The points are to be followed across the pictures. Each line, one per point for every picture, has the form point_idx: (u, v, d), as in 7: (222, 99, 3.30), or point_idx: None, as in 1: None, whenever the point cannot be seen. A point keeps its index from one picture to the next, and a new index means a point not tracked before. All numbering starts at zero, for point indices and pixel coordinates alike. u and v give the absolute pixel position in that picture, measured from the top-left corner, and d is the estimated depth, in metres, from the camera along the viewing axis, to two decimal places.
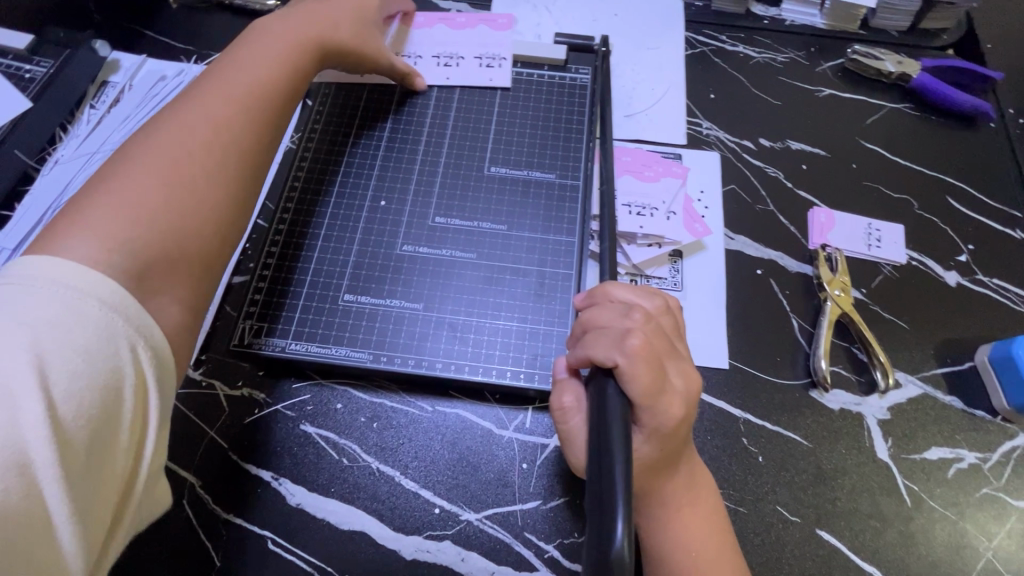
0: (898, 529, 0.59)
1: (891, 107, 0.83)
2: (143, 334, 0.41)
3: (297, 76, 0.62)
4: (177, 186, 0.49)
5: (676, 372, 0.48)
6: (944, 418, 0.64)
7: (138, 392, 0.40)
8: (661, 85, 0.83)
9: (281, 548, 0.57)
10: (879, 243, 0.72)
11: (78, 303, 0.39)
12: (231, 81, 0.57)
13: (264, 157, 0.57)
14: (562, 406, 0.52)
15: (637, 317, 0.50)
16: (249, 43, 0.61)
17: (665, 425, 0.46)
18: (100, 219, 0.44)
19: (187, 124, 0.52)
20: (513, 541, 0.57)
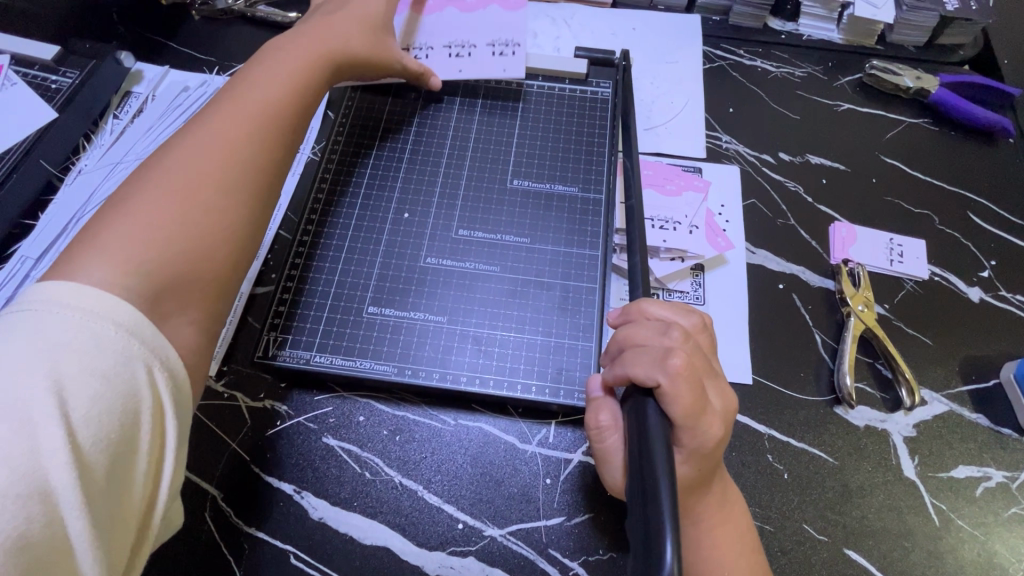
0: (926, 549, 0.58)
1: (910, 122, 0.83)
2: (159, 356, 0.40)
3: (314, 89, 0.60)
4: (193, 203, 0.47)
5: (714, 391, 0.49)
6: (970, 436, 0.63)
7: (155, 415, 0.39)
8: (681, 99, 0.83)
9: (303, 563, 0.56)
10: (901, 258, 0.72)
11: (95, 325, 0.38)
12: (247, 95, 0.55)
13: (280, 171, 0.55)
14: (599, 424, 0.52)
15: (676, 335, 0.50)
16: (266, 57, 0.60)
17: (705, 445, 0.46)
18: (114, 242, 0.43)
19: (202, 139, 0.51)
20: (537, 558, 0.57)
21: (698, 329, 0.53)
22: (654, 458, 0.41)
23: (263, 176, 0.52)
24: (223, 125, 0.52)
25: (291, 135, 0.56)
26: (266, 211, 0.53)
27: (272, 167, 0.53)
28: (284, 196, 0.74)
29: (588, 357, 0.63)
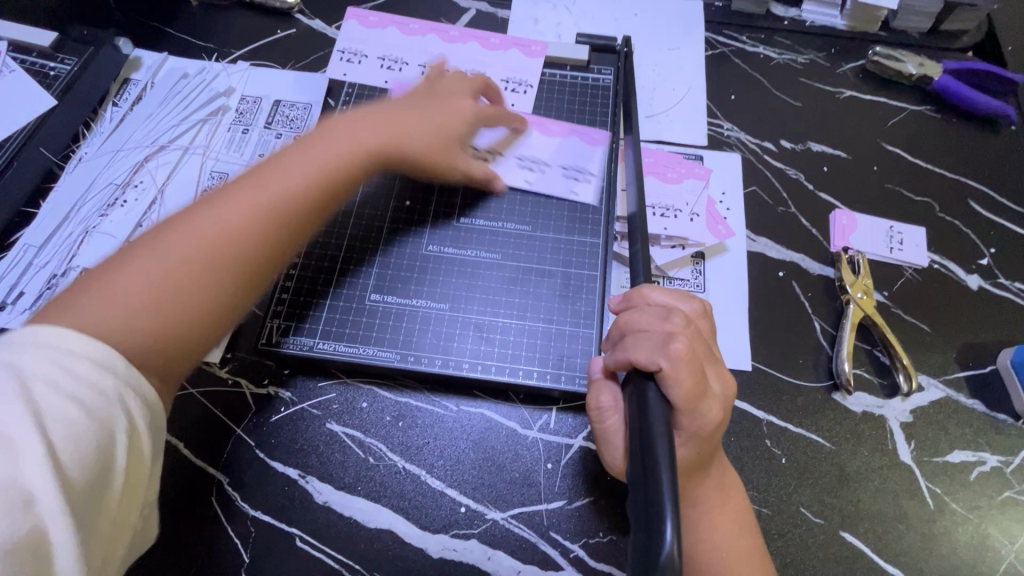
0: (921, 532, 0.59)
1: (912, 109, 0.82)
2: (127, 380, 0.40)
3: (349, 175, 0.55)
4: (184, 267, 0.46)
5: (714, 375, 0.50)
6: (966, 421, 0.64)
7: (128, 434, 0.40)
8: (682, 86, 0.83)
9: (309, 546, 0.57)
10: (901, 246, 0.72)
11: (65, 357, 0.39)
12: (285, 168, 0.52)
13: (279, 255, 0.51)
14: (600, 405, 0.53)
15: (678, 320, 0.50)
16: (331, 126, 0.57)
17: (705, 428, 0.47)
18: (102, 295, 0.44)
19: (219, 207, 0.49)
20: (538, 540, 0.58)
21: (698, 315, 0.54)
22: (653, 439, 0.42)
23: (255, 261, 0.49)
24: (246, 195, 0.50)
25: (302, 218, 0.52)
26: (251, 292, 0.50)
27: (269, 250, 0.50)
28: None
29: (589, 344, 0.64)
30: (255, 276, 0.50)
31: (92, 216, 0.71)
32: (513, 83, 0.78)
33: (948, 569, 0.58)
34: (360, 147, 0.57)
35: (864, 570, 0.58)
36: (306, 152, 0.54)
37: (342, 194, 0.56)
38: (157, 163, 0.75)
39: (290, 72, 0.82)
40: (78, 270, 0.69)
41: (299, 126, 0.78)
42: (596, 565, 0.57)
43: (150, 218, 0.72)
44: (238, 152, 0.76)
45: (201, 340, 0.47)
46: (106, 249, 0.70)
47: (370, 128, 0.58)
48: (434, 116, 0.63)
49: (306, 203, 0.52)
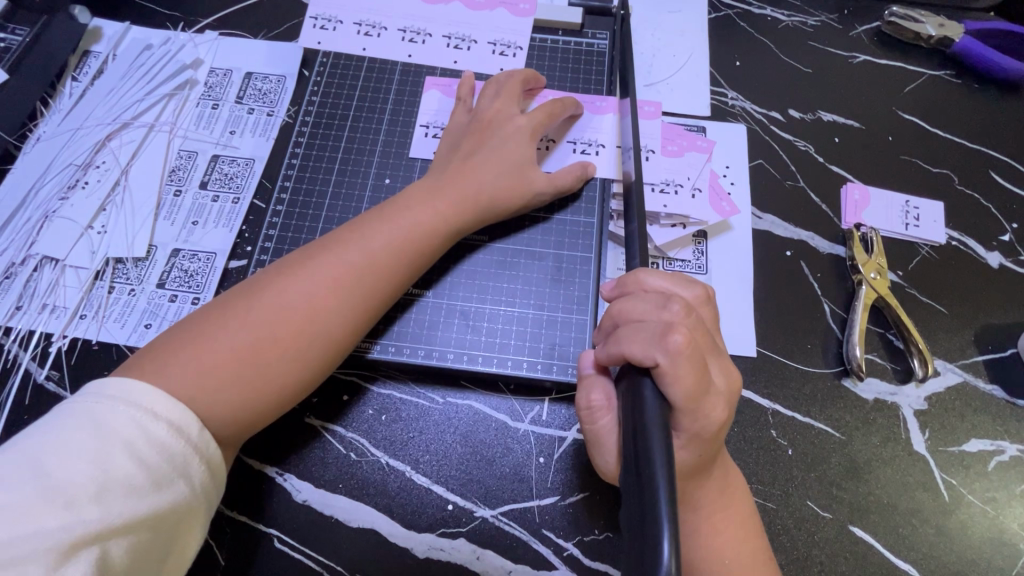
0: (934, 525, 0.56)
1: (929, 74, 0.77)
2: (201, 454, 0.44)
3: (420, 256, 0.56)
4: (268, 341, 0.49)
5: (717, 369, 0.46)
6: (984, 408, 0.60)
7: (182, 505, 0.42)
8: (683, 52, 0.77)
9: (288, 547, 0.54)
10: (917, 221, 0.68)
11: (149, 423, 0.42)
12: (357, 246, 0.54)
13: (352, 336, 0.53)
14: (591, 403, 0.49)
15: (678, 309, 0.45)
16: (399, 201, 0.58)
17: (709, 427, 0.43)
18: (184, 367, 0.46)
19: (294, 286, 0.51)
20: (530, 539, 0.55)
21: (699, 303, 0.50)
22: (649, 443, 0.38)
23: (331, 338, 0.51)
24: (330, 269, 0.52)
25: (373, 303, 0.53)
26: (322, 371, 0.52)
27: (341, 338, 0.52)
28: (259, 161, 0.70)
29: (583, 331, 0.60)
30: (328, 356, 0.51)
31: (52, 200, 0.67)
32: (501, 46, 0.73)
33: (961, 564, 0.55)
34: (440, 223, 0.57)
35: (875, 566, 0.55)
36: (388, 222, 0.56)
37: (409, 279, 0.57)
38: (121, 142, 0.70)
39: (262, 42, 0.76)
40: (37, 257, 0.65)
41: (273, 100, 0.73)
42: (592, 564, 0.54)
43: (114, 201, 0.67)
44: (208, 129, 0.71)
45: (271, 411, 0.49)
46: (67, 234, 0.66)
47: (448, 195, 0.58)
48: (502, 158, 0.61)
49: (383, 284, 0.54)
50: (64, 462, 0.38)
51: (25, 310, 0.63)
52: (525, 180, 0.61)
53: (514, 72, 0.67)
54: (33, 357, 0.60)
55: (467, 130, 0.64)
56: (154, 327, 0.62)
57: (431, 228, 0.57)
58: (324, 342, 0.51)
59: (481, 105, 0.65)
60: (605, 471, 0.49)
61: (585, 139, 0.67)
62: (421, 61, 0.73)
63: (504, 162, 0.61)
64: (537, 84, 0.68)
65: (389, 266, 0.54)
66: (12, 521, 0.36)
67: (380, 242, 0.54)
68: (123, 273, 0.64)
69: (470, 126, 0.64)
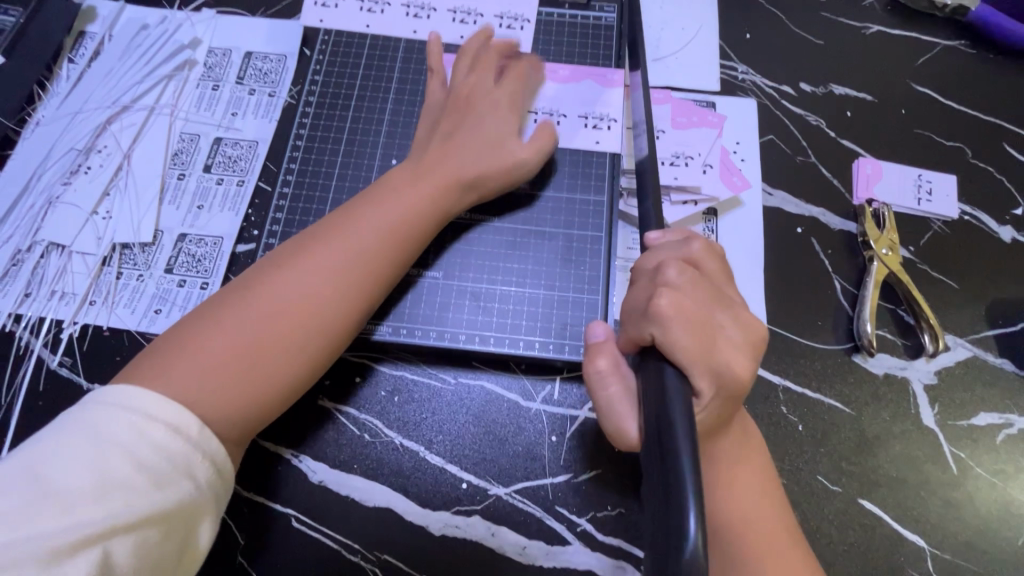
0: (943, 497, 0.57)
1: (945, 44, 0.75)
2: (203, 451, 0.44)
3: (413, 242, 0.56)
4: (268, 337, 0.49)
5: (729, 322, 0.46)
6: (994, 382, 0.60)
7: (186, 502, 0.42)
8: (693, 24, 0.75)
9: (306, 526, 0.55)
10: (930, 195, 0.67)
11: (146, 425, 0.42)
12: (347, 235, 0.53)
13: (351, 325, 0.53)
14: (599, 369, 0.49)
15: (672, 272, 0.47)
16: (386, 187, 0.57)
17: (728, 381, 0.44)
18: (184, 366, 0.46)
19: (288, 280, 0.51)
20: (544, 515, 0.56)
21: (704, 256, 0.49)
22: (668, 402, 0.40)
23: (329, 327, 0.51)
24: (322, 259, 0.52)
25: (370, 292, 0.53)
26: (323, 362, 0.52)
27: (339, 327, 0.52)
28: (262, 142, 0.69)
29: (594, 311, 0.60)
30: (330, 345, 0.52)
31: (55, 185, 0.66)
32: (508, 20, 0.71)
33: (969, 534, 0.56)
34: (431, 206, 0.57)
35: (883, 537, 0.55)
36: (378, 210, 0.55)
37: (403, 266, 0.56)
38: (121, 125, 0.69)
39: (262, 20, 0.74)
40: (43, 244, 0.64)
41: (274, 80, 0.71)
42: (605, 539, 0.55)
43: (117, 186, 0.67)
44: (209, 111, 0.70)
45: (280, 404, 0.50)
46: (72, 221, 0.65)
47: (434, 177, 0.58)
48: (485, 131, 0.60)
49: (378, 272, 0.54)
50: (61, 469, 0.39)
51: (33, 297, 0.62)
52: (509, 151, 0.60)
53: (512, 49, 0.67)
54: (45, 344, 0.60)
55: (444, 105, 0.63)
56: (164, 313, 0.62)
57: (422, 212, 0.56)
58: (324, 332, 0.51)
59: (457, 78, 0.64)
60: (620, 439, 0.48)
61: (597, 114, 0.66)
62: (426, 37, 0.71)
63: (487, 137, 0.60)
64: (530, 60, 0.67)
65: (385, 254, 0.54)
66: (14, 527, 0.36)
67: (374, 231, 0.54)
68: (130, 259, 0.64)
69: (447, 101, 0.63)
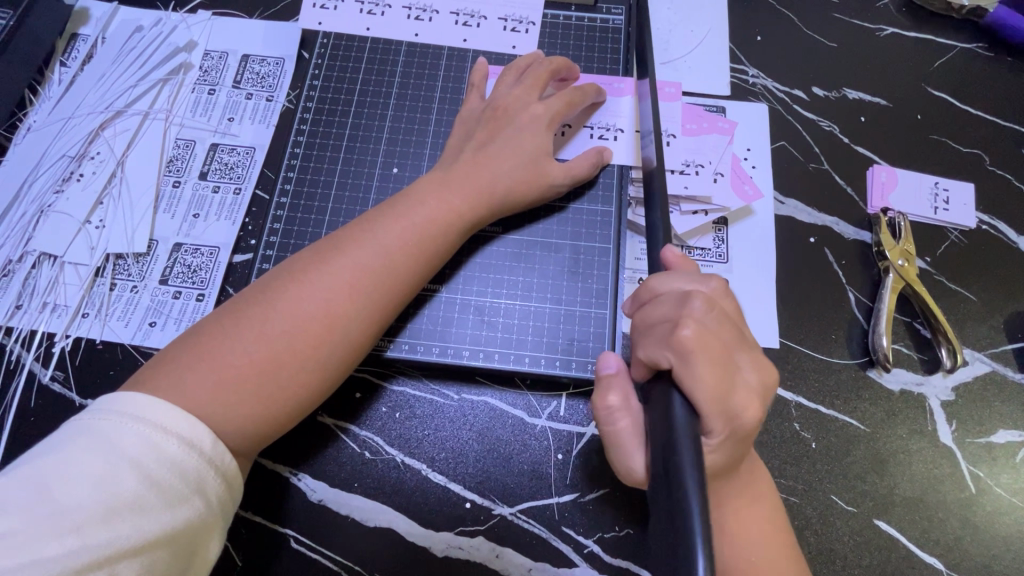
0: (961, 518, 0.55)
1: (961, 47, 0.73)
2: (216, 467, 0.42)
3: (433, 253, 0.54)
4: (286, 350, 0.47)
5: (748, 364, 0.44)
6: (1014, 398, 0.59)
7: (197, 521, 0.41)
8: (702, 27, 0.73)
9: (305, 547, 0.54)
10: (947, 205, 0.65)
11: (160, 439, 0.40)
12: (367, 245, 0.51)
13: (367, 339, 0.51)
14: (608, 405, 0.47)
15: (699, 304, 0.44)
16: (408, 195, 0.55)
17: (741, 425, 0.42)
18: (194, 378, 0.44)
19: (304, 291, 0.49)
20: (550, 536, 0.54)
21: (721, 294, 0.47)
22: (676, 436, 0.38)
23: (346, 342, 0.49)
24: (344, 270, 0.50)
25: (386, 305, 0.51)
26: (337, 377, 0.50)
27: (355, 341, 0.50)
28: (260, 149, 0.67)
29: (602, 326, 0.58)
30: (346, 360, 0.50)
31: (47, 193, 0.64)
32: (512, 22, 0.69)
33: (988, 557, 0.54)
34: (454, 216, 0.55)
35: (900, 559, 0.54)
36: (401, 219, 0.53)
37: (423, 278, 0.54)
38: (115, 131, 0.67)
39: (259, 22, 0.72)
40: (35, 254, 0.63)
41: (271, 84, 0.70)
42: (612, 561, 0.53)
43: (111, 194, 0.65)
44: (205, 116, 0.68)
45: (292, 419, 0.48)
46: (65, 230, 0.63)
47: (460, 187, 0.56)
48: (520, 147, 0.59)
49: (400, 284, 0.52)
50: (69, 485, 0.37)
51: (25, 309, 0.61)
52: (544, 172, 0.59)
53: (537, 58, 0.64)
54: (36, 357, 0.59)
55: (480, 116, 0.61)
56: (159, 325, 0.60)
57: (444, 224, 0.54)
58: (340, 348, 0.49)
59: (497, 91, 0.62)
60: (627, 476, 0.46)
61: (602, 124, 0.64)
62: (428, 40, 0.69)
63: (521, 153, 0.58)
64: (570, 73, 0.64)
65: (405, 264, 0.52)
66: (18, 549, 0.34)
67: (394, 240, 0.52)
68: (124, 269, 0.62)
69: (483, 113, 0.61)
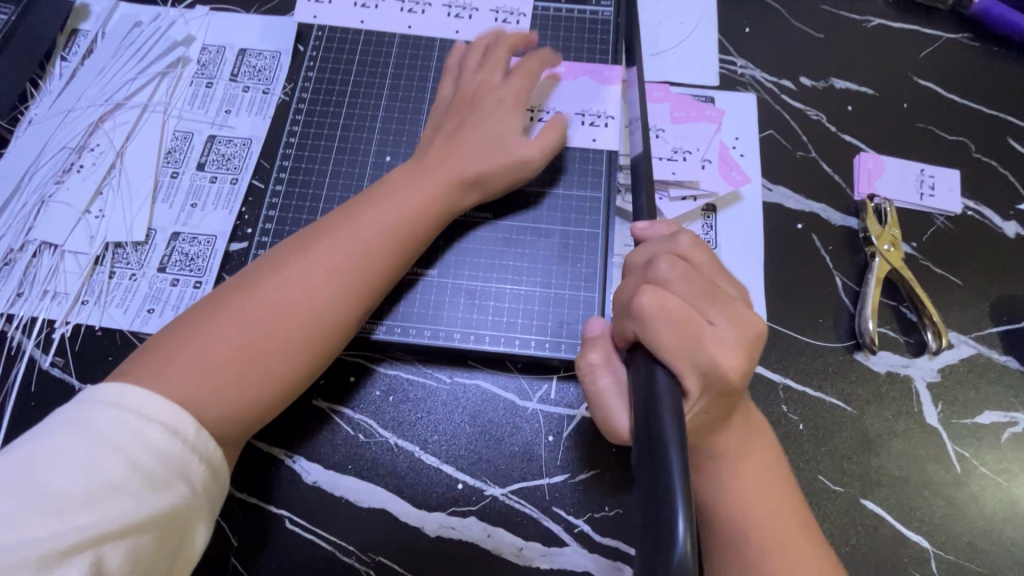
0: (946, 497, 0.56)
1: (946, 37, 0.74)
2: (200, 453, 0.43)
3: (410, 241, 0.55)
4: (268, 336, 0.48)
5: (722, 319, 0.45)
6: (999, 380, 0.59)
7: (182, 506, 0.41)
8: (691, 18, 0.74)
9: (300, 528, 0.54)
10: (932, 191, 0.66)
11: (142, 426, 0.41)
12: (345, 235, 0.52)
13: (348, 326, 0.52)
14: (590, 362, 0.48)
15: (663, 267, 0.46)
16: (386, 185, 0.56)
17: (715, 376, 0.43)
18: (178, 367, 0.45)
19: (284, 280, 0.50)
20: (541, 516, 0.55)
21: (691, 250, 0.48)
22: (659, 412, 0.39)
23: (326, 327, 0.50)
24: (322, 258, 0.51)
25: (365, 293, 0.52)
26: (319, 363, 0.51)
27: (335, 328, 0.51)
28: (256, 140, 0.68)
29: (591, 309, 0.59)
30: (328, 347, 0.51)
31: (48, 184, 0.66)
32: (504, 14, 0.71)
33: (973, 535, 0.55)
34: (430, 204, 0.56)
35: (886, 538, 0.54)
36: (380, 208, 0.54)
37: (401, 265, 0.55)
38: (114, 123, 0.68)
39: (256, 17, 0.73)
40: (35, 244, 0.64)
41: (268, 77, 0.71)
42: (602, 540, 0.54)
43: (110, 185, 0.66)
44: (203, 109, 0.69)
45: (278, 404, 0.49)
46: (65, 219, 0.65)
47: (437, 176, 0.57)
48: (488, 133, 0.59)
49: (379, 270, 0.53)
50: (54, 471, 0.38)
51: (26, 297, 0.62)
52: (537, 157, 0.60)
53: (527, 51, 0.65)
54: (37, 344, 0.60)
55: (475, 104, 0.63)
56: (157, 312, 0.61)
57: (422, 212, 0.55)
58: (321, 334, 0.50)
59: (493, 80, 0.63)
60: (610, 433, 0.47)
61: (593, 111, 0.65)
62: (421, 32, 0.70)
63: (489, 138, 0.59)
64: (551, 61, 0.65)
65: (383, 252, 0.53)
66: (3, 533, 0.35)
67: (371, 230, 0.53)
68: (123, 257, 0.63)
69: (478, 102, 0.62)
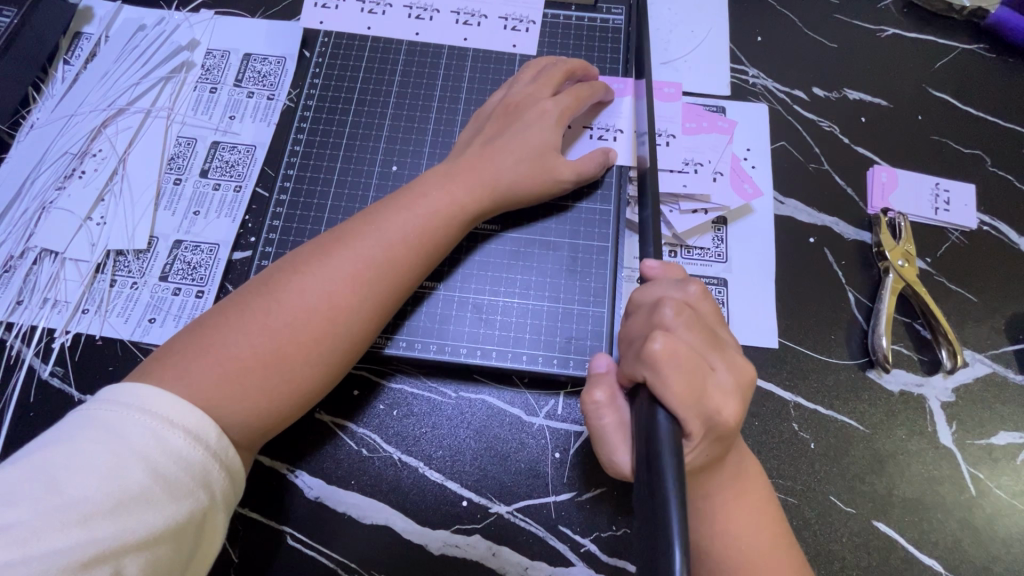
0: (960, 520, 0.55)
1: (962, 48, 0.72)
2: (220, 461, 0.42)
3: (436, 247, 0.54)
4: (289, 341, 0.47)
5: (721, 365, 0.44)
6: (1015, 400, 0.58)
7: (200, 515, 0.40)
8: (702, 27, 0.73)
9: (302, 544, 0.54)
10: (947, 205, 0.65)
11: (166, 432, 0.40)
12: (369, 239, 0.51)
13: (369, 333, 0.51)
14: (594, 400, 0.46)
15: (669, 312, 0.45)
16: (412, 189, 0.55)
17: (716, 426, 0.43)
18: (196, 368, 0.44)
19: (307, 284, 0.49)
20: (547, 534, 0.54)
21: (699, 298, 0.47)
22: (662, 455, 0.38)
23: (350, 334, 0.49)
24: (347, 262, 0.50)
25: (390, 299, 0.52)
26: (339, 370, 0.50)
27: (358, 334, 0.50)
28: (260, 147, 0.67)
29: (600, 324, 0.58)
30: (348, 354, 0.50)
31: (48, 189, 0.65)
32: (513, 21, 0.70)
33: (987, 559, 0.54)
34: (457, 209, 0.55)
35: (899, 562, 0.53)
36: (405, 212, 0.53)
37: (425, 272, 0.54)
38: (117, 128, 0.67)
39: (260, 21, 0.73)
40: (36, 250, 0.63)
41: (273, 83, 0.70)
42: (609, 560, 0.53)
43: (112, 191, 0.65)
44: (206, 114, 0.68)
45: (295, 412, 0.48)
46: (66, 226, 0.64)
47: (464, 181, 0.56)
48: (525, 142, 0.58)
49: (403, 277, 0.52)
50: (75, 477, 0.37)
51: (25, 304, 0.61)
52: (550, 167, 0.59)
53: (562, 61, 0.64)
54: (36, 352, 0.59)
55: (493, 111, 0.62)
56: (158, 321, 0.60)
57: (448, 217, 0.54)
58: (343, 341, 0.49)
59: (512, 88, 0.62)
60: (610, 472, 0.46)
61: (603, 124, 0.64)
62: (429, 39, 0.69)
63: (528, 147, 0.58)
64: (588, 73, 0.64)
65: (408, 258, 0.52)
66: (23, 542, 0.34)
67: (396, 233, 0.52)
68: (124, 266, 0.62)
69: (496, 109, 0.62)
